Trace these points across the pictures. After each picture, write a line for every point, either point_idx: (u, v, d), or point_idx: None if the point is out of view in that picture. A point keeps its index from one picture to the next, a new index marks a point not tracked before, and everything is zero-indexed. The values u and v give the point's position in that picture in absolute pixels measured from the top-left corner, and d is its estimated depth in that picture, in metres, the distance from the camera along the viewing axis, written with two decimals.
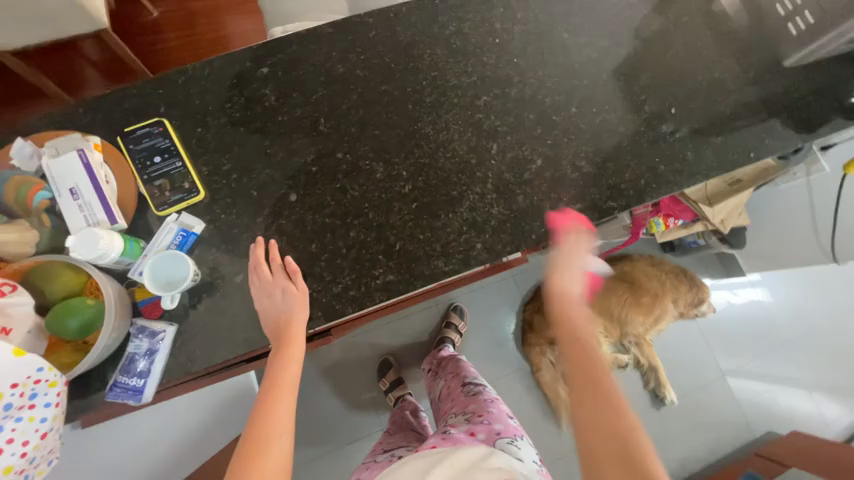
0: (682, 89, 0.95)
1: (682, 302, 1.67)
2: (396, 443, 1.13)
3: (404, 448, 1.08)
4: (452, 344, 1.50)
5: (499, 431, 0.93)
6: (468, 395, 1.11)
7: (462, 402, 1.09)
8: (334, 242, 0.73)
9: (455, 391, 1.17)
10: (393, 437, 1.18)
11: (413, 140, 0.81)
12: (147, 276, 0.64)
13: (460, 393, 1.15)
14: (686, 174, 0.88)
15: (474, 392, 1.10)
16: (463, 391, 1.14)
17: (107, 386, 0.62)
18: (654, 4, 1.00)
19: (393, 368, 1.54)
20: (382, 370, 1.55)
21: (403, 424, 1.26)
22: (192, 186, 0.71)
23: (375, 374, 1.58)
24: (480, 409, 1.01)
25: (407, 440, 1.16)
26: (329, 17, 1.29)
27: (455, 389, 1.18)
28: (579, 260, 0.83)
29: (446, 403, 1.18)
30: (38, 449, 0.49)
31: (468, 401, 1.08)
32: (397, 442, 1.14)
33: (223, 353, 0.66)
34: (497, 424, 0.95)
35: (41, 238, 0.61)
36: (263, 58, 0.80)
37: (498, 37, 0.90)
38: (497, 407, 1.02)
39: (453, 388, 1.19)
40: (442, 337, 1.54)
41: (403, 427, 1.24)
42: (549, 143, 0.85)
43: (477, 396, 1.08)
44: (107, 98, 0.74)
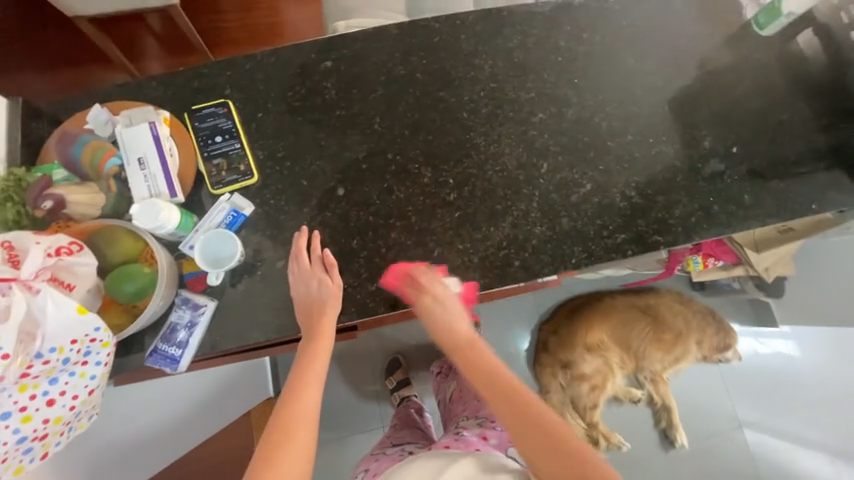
0: (746, 129, 0.91)
1: (707, 345, 1.60)
2: (404, 439, 1.16)
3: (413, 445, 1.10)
4: None
5: None
6: (481, 399, 1.10)
7: (475, 405, 1.09)
8: (374, 241, 0.74)
9: (467, 394, 1.16)
10: (400, 432, 1.20)
11: (464, 149, 0.81)
12: (197, 251, 0.67)
13: (472, 396, 1.13)
14: (740, 218, 0.85)
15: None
16: (475, 395, 1.13)
17: (148, 351, 0.65)
18: (727, 38, 0.96)
19: (401, 368, 1.54)
20: (391, 368, 1.55)
21: (409, 422, 1.27)
22: (247, 169, 0.74)
23: (383, 371, 1.59)
24: (493, 415, 1.01)
25: (413, 437, 1.18)
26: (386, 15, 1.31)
27: (466, 392, 1.17)
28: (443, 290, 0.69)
29: (456, 405, 1.17)
30: (85, 404, 0.53)
31: (480, 406, 1.07)
32: (403, 438, 1.16)
33: (256, 335, 0.68)
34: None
35: (107, 202, 0.64)
36: (328, 52, 0.82)
37: (560, 55, 0.89)
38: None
39: (465, 391, 1.18)
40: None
41: (410, 425, 1.25)
42: (600, 168, 0.83)
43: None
44: (179, 75, 0.77)
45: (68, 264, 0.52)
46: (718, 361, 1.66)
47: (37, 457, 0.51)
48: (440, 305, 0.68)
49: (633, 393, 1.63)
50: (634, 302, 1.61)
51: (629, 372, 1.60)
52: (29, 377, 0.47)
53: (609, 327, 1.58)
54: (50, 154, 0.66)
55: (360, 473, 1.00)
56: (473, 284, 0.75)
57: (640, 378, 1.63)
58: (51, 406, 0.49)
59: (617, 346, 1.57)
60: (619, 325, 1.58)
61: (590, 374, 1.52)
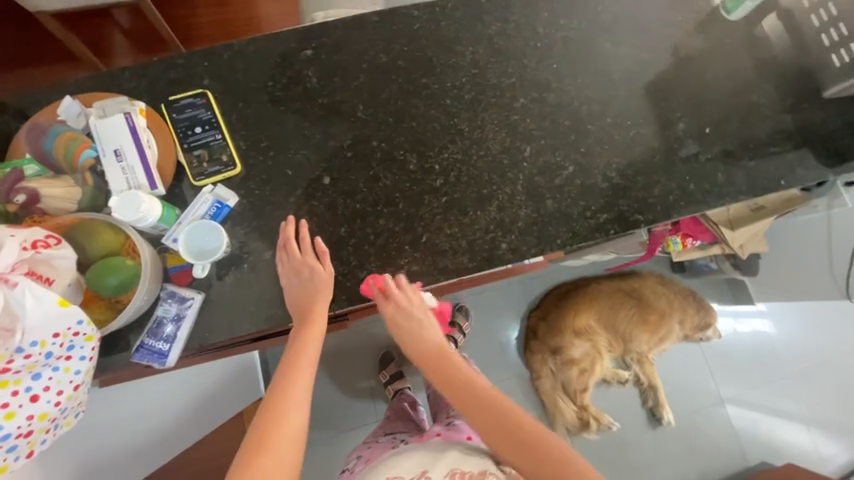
0: (718, 110, 0.95)
1: (688, 324, 1.66)
2: (396, 428, 1.18)
3: (406, 434, 1.11)
4: (455, 343, 1.50)
5: None
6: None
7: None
8: (363, 228, 0.74)
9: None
10: (394, 423, 1.21)
11: (449, 135, 0.81)
12: (180, 243, 0.65)
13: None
14: (714, 195, 0.88)
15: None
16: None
17: (134, 347, 0.63)
18: (697, 23, 1.00)
19: (394, 362, 1.55)
20: (383, 361, 1.56)
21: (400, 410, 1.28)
22: (229, 160, 0.72)
23: (376, 365, 1.59)
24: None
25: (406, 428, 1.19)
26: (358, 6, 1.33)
27: None
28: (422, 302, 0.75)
29: (446, 395, 1.18)
30: (70, 400, 0.52)
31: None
32: (398, 428, 1.18)
33: (246, 327, 0.67)
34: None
35: (83, 195, 0.62)
36: (308, 40, 0.81)
37: (540, 41, 0.90)
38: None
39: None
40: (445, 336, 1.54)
41: (404, 417, 1.25)
42: (582, 151, 0.85)
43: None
44: (154, 66, 0.75)
45: (45, 258, 0.50)
46: (699, 340, 1.72)
47: (22, 456, 0.50)
48: (408, 304, 0.72)
49: (620, 374, 1.68)
50: (619, 285, 1.66)
51: (617, 355, 1.65)
52: (11, 371, 0.46)
53: (596, 310, 1.63)
54: (23, 147, 0.64)
55: (352, 460, 1.01)
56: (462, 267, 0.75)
57: (626, 360, 1.68)
58: (35, 401, 0.48)
59: (603, 330, 1.62)
60: (606, 307, 1.63)
61: (578, 358, 1.57)
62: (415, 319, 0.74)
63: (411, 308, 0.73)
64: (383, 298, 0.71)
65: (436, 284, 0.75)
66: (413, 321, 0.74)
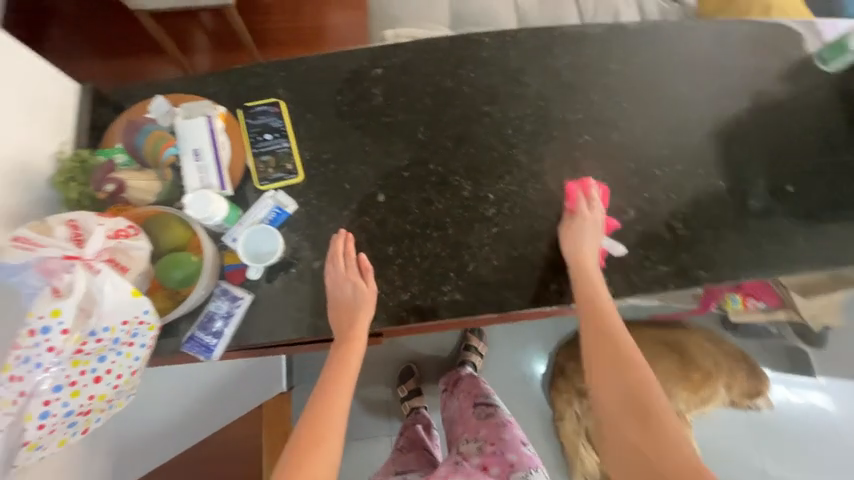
0: (803, 166, 0.87)
1: (737, 389, 1.50)
2: (408, 466, 1.16)
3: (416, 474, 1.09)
4: (472, 368, 1.46)
5: (513, 464, 0.96)
6: (480, 418, 1.09)
7: (474, 426, 1.08)
8: (411, 249, 0.74)
9: (467, 413, 1.13)
10: (405, 458, 1.19)
11: (507, 165, 0.80)
12: (241, 243, 0.68)
13: (471, 415, 1.12)
14: (792, 260, 0.80)
15: (487, 415, 1.08)
16: (474, 412, 1.12)
17: (184, 337, 0.66)
18: (786, 72, 0.93)
19: (414, 378, 1.52)
20: (402, 376, 1.54)
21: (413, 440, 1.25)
22: (292, 168, 0.75)
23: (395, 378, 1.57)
24: (492, 437, 1.02)
25: (417, 463, 1.17)
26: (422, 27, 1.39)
27: (466, 411, 1.14)
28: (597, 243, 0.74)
29: (456, 427, 1.15)
30: (127, 383, 0.55)
31: (480, 425, 1.07)
32: (410, 464, 1.16)
33: (287, 333, 0.69)
34: (510, 454, 0.97)
35: (162, 189, 0.66)
36: (379, 60, 0.83)
37: (610, 78, 0.88)
38: (511, 432, 1.02)
39: (465, 410, 1.15)
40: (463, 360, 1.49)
41: (417, 448, 1.23)
42: (645, 196, 0.81)
43: (490, 419, 1.07)
44: (236, 73, 0.80)
45: (125, 247, 0.54)
46: (748, 408, 1.53)
47: (78, 432, 0.53)
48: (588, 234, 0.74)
49: None
50: (661, 337, 1.56)
51: None
52: (83, 352, 0.50)
53: None
54: (116, 139, 0.70)
55: None
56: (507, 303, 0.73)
57: None
58: (97, 383, 0.52)
59: None
60: (643, 358, 1.52)
61: None
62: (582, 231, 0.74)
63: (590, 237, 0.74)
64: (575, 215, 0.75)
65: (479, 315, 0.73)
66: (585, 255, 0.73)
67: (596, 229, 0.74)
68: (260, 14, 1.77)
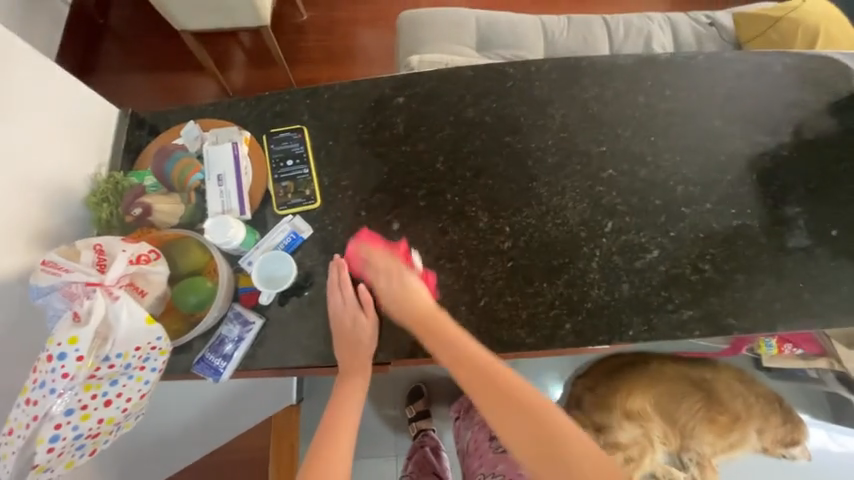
0: (851, 209, 0.81)
1: (769, 436, 1.37)
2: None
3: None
4: None
5: None
6: (496, 452, 1.06)
7: (491, 459, 1.06)
8: (422, 280, 0.73)
9: (482, 446, 1.10)
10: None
11: (525, 198, 0.78)
12: (255, 268, 0.70)
13: (487, 448, 1.09)
14: (837, 312, 0.74)
15: (503, 450, 1.06)
16: (490, 446, 1.09)
17: (195, 358, 0.66)
18: (832, 108, 0.88)
19: (423, 399, 1.49)
20: (411, 396, 1.51)
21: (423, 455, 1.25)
22: (311, 194, 0.76)
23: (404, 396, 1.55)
24: (509, 472, 1.00)
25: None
26: (449, 48, 1.41)
27: (481, 443, 1.11)
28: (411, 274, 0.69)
29: (472, 459, 1.12)
30: (136, 407, 0.56)
31: (496, 460, 1.04)
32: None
33: (296, 358, 0.69)
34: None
35: (184, 212, 0.69)
36: (402, 88, 0.84)
37: (639, 111, 0.85)
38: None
39: (479, 443, 1.12)
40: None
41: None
42: (672, 235, 0.77)
43: (506, 455, 1.04)
44: (264, 99, 0.83)
45: (144, 271, 0.56)
46: (782, 456, 1.43)
47: (86, 454, 0.54)
48: (395, 279, 0.67)
49: (675, 474, 1.37)
50: (686, 373, 1.42)
51: (672, 449, 1.36)
52: (96, 376, 0.52)
53: (655, 394, 1.38)
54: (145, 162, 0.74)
55: None
56: (518, 342, 0.71)
57: (684, 459, 1.38)
58: (107, 406, 0.53)
59: (661, 418, 1.36)
60: (666, 396, 1.39)
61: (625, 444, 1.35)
62: (375, 263, 0.69)
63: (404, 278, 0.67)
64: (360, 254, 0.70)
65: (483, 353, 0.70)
66: (398, 288, 0.67)
67: (383, 250, 0.70)
68: (297, 33, 1.85)
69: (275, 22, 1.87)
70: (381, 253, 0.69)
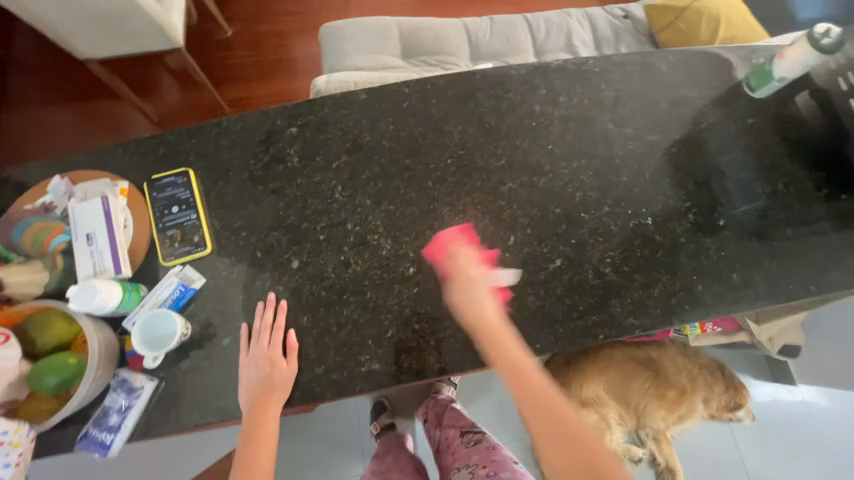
0: (737, 198, 0.85)
1: (714, 404, 1.40)
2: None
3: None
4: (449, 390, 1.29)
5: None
6: (469, 444, 0.98)
7: (464, 453, 0.97)
8: (326, 318, 0.71)
9: (454, 442, 1.03)
10: (387, 469, 1.02)
11: (428, 220, 0.78)
12: (137, 330, 0.64)
13: (460, 443, 1.01)
14: (727, 299, 0.78)
15: (476, 441, 0.98)
16: (462, 440, 1.01)
17: (79, 435, 0.63)
18: (716, 101, 0.92)
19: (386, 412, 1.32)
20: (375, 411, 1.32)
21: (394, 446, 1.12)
22: (200, 240, 0.72)
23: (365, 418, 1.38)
24: (484, 460, 0.92)
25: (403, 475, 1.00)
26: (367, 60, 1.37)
27: (453, 441, 1.04)
28: (490, 276, 0.73)
29: (445, 456, 1.03)
30: None
31: (470, 452, 0.96)
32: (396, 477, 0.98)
33: (194, 418, 0.66)
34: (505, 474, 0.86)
35: (50, 279, 0.64)
36: (295, 118, 0.82)
37: (535, 120, 0.86)
38: (501, 454, 0.92)
39: (452, 439, 1.04)
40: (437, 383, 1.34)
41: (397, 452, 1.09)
42: (573, 242, 0.79)
43: (479, 444, 0.97)
44: (145, 142, 0.78)
45: None
46: (730, 420, 1.45)
47: None
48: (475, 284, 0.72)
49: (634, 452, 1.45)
50: (633, 354, 1.43)
51: (629, 428, 1.41)
52: None
53: (606, 379, 1.39)
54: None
55: None
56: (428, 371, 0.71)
57: (641, 435, 1.44)
58: None
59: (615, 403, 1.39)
60: (617, 379, 1.40)
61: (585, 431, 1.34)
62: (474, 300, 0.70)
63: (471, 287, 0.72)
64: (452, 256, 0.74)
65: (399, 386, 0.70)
66: (474, 297, 0.71)
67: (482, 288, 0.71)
68: (220, 51, 1.77)
69: (197, 41, 1.78)
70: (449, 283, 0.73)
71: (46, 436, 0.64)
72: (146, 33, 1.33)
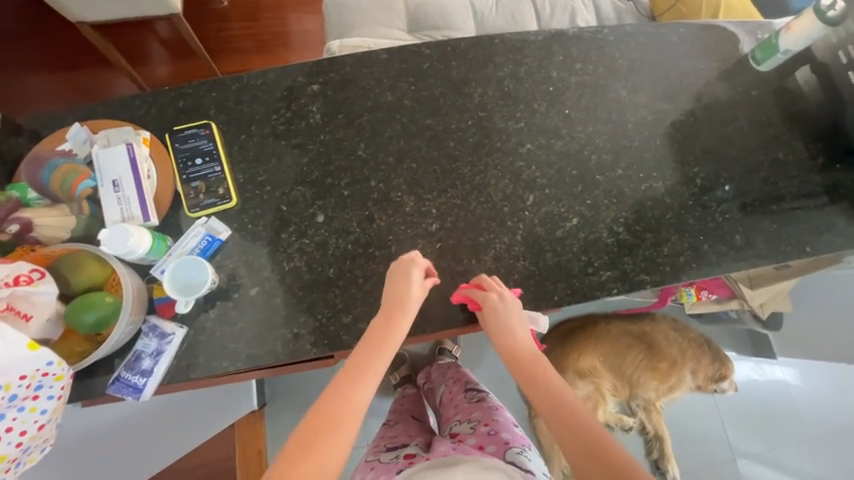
0: (740, 165, 0.89)
1: (701, 375, 1.47)
2: (398, 440, 0.99)
3: (413, 446, 0.95)
4: (450, 355, 1.35)
5: (508, 441, 0.86)
6: (472, 402, 1.01)
7: (466, 409, 1.00)
8: (352, 269, 0.73)
9: (457, 397, 1.06)
10: (394, 431, 1.04)
11: (450, 179, 0.79)
12: (167, 277, 0.66)
13: (463, 399, 1.04)
14: (730, 258, 0.83)
15: (479, 399, 1.01)
16: (465, 397, 1.04)
17: (110, 378, 0.65)
18: (724, 73, 0.95)
19: (405, 363, 1.41)
20: (395, 363, 1.42)
21: (401, 413, 1.13)
22: (225, 193, 0.73)
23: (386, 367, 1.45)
24: (486, 418, 0.94)
25: (408, 434, 1.02)
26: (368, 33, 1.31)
27: (457, 395, 1.07)
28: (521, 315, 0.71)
29: (447, 409, 1.07)
30: (33, 439, 0.54)
31: (472, 408, 0.99)
32: (401, 437, 1.01)
33: (224, 365, 0.68)
34: (505, 433, 0.88)
35: (77, 224, 0.66)
36: (316, 75, 0.81)
37: (552, 85, 0.88)
38: (502, 415, 0.95)
39: (455, 394, 1.08)
40: (439, 347, 1.38)
41: (404, 418, 1.10)
42: (588, 202, 0.82)
43: (482, 402, 1.00)
44: (163, 94, 0.77)
45: (24, 294, 0.54)
46: (714, 391, 1.53)
47: None
48: (501, 308, 0.70)
49: (624, 420, 1.52)
50: (629, 328, 1.47)
51: (622, 399, 1.47)
52: None
53: (602, 351, 1.44)
54: (21, 176, 0.68)
55: None
56: (450, 323, 0.75)
57: (632, 405, 1.50)
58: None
59: (609, 373, 1.44)
60: (612, 351, 1.45)
61: (581, 400, 1.41)
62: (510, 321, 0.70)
63: (512, 317, 0.70)
64: (483, 303, 0.70)
65: (449, 330, 0.75)
66: (508, 324, 0.70)
67: (513, 315, 0.70)
68: (217, 19, 1.72)
69: (194, 9, 1.73)
70: (494, 304, 0.69)
71: (76, 380, 0.65)
72: None
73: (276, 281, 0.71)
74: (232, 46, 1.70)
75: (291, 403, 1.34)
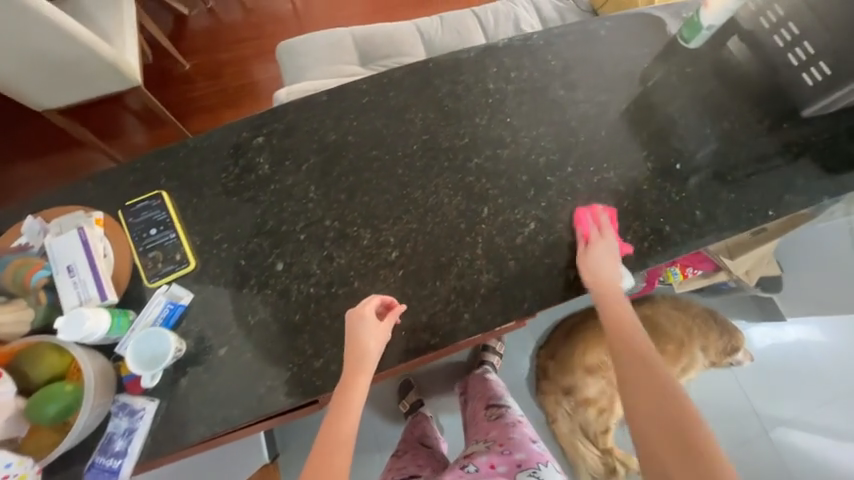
0: (688, 141, 0.90)
1: (712, 351, 1.44)
2: (406, 471, 1.00)
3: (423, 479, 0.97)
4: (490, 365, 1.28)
5: (520, 462, 0.86)
6: (491, 419, 0.99)
7: (484, 427, 0.98)
8: (318, 312, 0.73)
9: (478, 413, 1.04)
10: (402, 461, 1.04)
11: (403, 205, 0.80)
12: (130, 354, 0.66)
13: (482, 416, 1.02)
14: (694, 234, 0.83)
15: (497, 416, 0.98)
16: (485, 414, 1.02)
17: (87, 465, 0.65)
18: (657, 56, 0.97)
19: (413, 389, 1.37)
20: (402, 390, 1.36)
21: (410, 441, 1.11)
22: (182, 258, 0.74)
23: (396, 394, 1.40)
24: (502, 437, 0.92)
25: (418, 464, 1.03)
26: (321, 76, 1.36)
27: (479, 411, 1.04)
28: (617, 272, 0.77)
29: (470, 427, 1.04)
30: None
31: (490, 427, 0.97)
32: (410, 468, 1.01)
33: (201, 431, 0.67)
34: (519, 453, 0.87)
35: (35, 315, 0.68)
36: (259, 128, 0.83)
37: (491, 97, 0.90)
38: (520, 431, 0.92)
39: (477, 411, 1.06)
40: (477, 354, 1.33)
41: (412, 446, 1.09)
42: (543, 205, 0.82)
43: (499, 420, 0.97)
44: (112, 172, 0.79)
45: None
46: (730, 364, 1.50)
47: None
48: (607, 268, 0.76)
49: None
50: None
51: None
52: None
53: None
54: None
55: None
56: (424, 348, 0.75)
57: None
58: None
59: None
60: None
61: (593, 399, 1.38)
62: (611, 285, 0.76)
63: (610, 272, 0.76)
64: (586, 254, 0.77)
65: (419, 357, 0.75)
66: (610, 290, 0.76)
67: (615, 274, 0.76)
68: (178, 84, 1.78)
69: (154, 79, 1.79)
70: (604, 263, 0.76)
71: (54, 471, 0.65)
72: (103, 77, 1.32)
73: (243, 337, 0.71)
74: (196, 106, 1.75)
75: (301, 451, 1.31)
